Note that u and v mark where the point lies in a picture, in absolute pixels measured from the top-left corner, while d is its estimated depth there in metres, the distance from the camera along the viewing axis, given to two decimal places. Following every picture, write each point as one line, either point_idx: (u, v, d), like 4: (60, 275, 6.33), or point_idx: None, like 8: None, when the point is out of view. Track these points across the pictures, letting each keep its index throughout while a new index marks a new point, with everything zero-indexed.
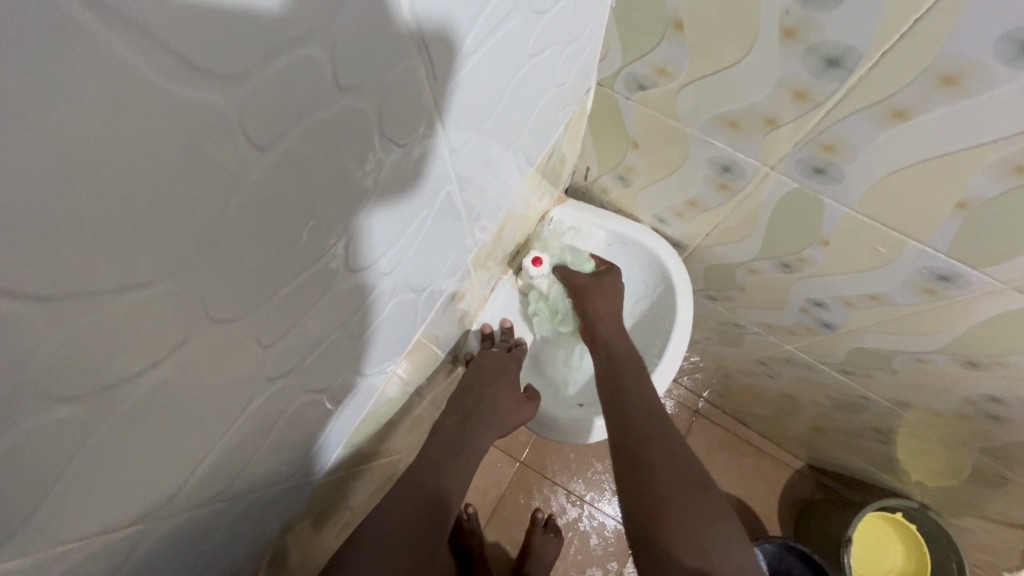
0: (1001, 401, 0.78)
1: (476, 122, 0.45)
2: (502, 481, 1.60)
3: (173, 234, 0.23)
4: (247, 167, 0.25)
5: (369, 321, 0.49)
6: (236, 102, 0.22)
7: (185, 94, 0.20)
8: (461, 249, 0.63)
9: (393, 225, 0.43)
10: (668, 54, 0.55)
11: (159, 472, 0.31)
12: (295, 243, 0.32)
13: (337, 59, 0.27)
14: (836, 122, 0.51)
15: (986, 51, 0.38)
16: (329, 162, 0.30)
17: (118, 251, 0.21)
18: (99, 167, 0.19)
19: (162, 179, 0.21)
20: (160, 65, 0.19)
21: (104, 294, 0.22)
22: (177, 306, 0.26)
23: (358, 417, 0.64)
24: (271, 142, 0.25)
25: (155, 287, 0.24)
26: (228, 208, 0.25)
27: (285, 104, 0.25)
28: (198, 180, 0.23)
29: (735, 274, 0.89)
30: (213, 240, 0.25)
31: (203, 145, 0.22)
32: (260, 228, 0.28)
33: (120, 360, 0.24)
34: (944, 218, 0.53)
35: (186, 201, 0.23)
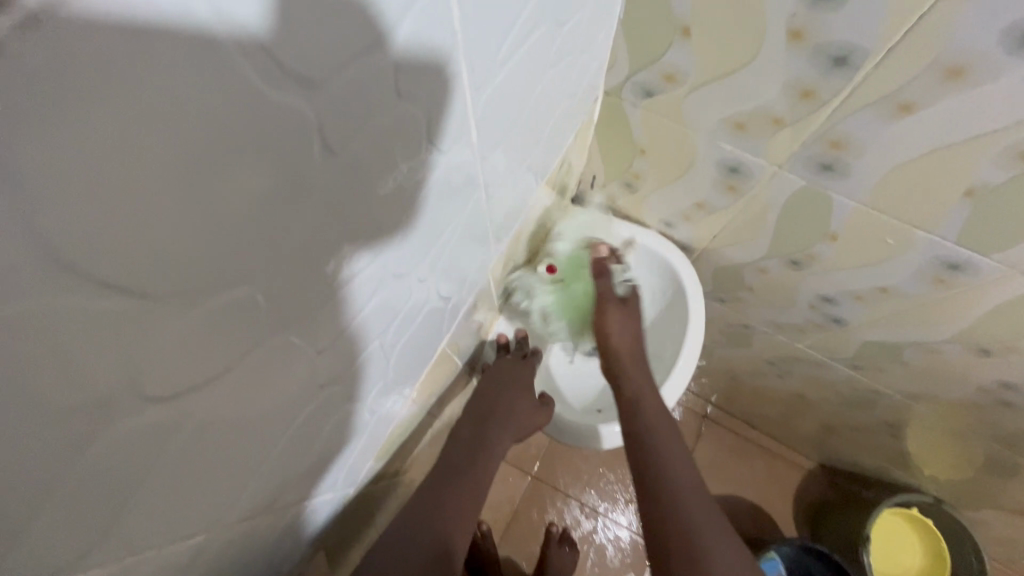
0: (1013, 387, 0.79)
1: (500, 131, 0.47)
2: (514, 496, 1.59)
3: (249, 235, 0.25)
4: (316, 169, 0.27)
5: (400, 331, 0.49)
6: (313, 105, 0.24)
7: (274, 95, 0.22)
8: (481, 259, 0.64)
9: (427, 233, 0.43)
10: (676, 62, 0.57)
11: (211, 473, 0.32)
12: (346, 248, 0.33)
13: (395, 68, 0.28)
14: (843, 119, 0.52)
15: (989, 43, 0.40)
16: (379, 168, 0.32)
17: (205, 249, 0.23)
18: (198, 165, 0.20)
19: (248, 179, 0.23)
20: (258, 69, 0.20)
21: (189, 288, 0.23)
22: (244, 306, 0.27)
23: (384, 431, 0.64)
24: (337, 144, 0.27)
25: (229, 285, 0.25)
26: (298, 211, 0.27)
27: (341, 115, 0.26)
28: (276, 179, 0.24)
29: (744, 275, 0.91)
30: (282, 243, 0.27)
31: (266, 155, 0.23)
32: (318, 233, 0.29)
33: (195, 356, 0.26)
34: (951, 207, 0.55)
35: (262, 202, 0.24)
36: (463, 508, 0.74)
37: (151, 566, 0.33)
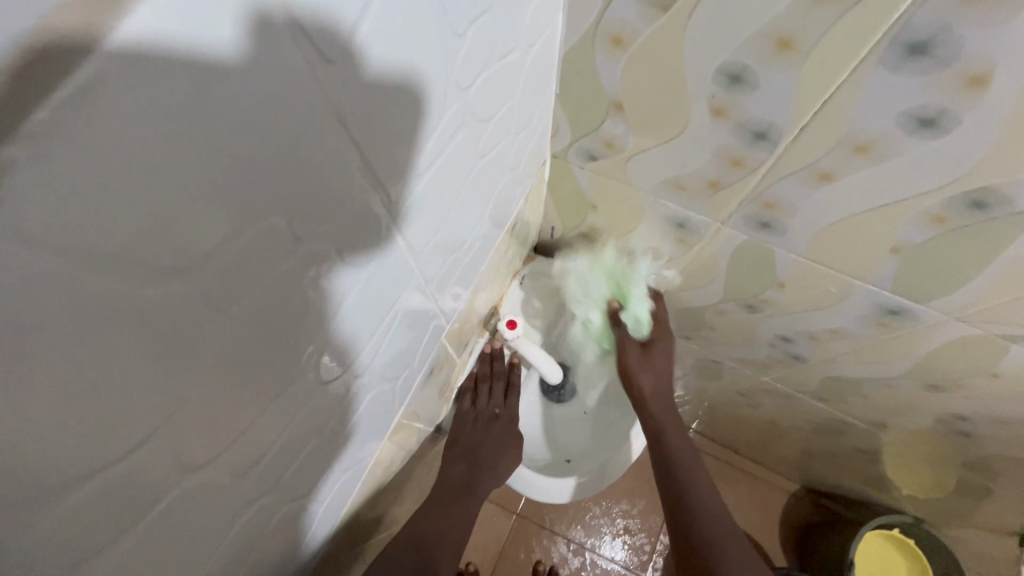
0: (968, 418, 0.81)
1: (434, 215, 0.48)
2: (499, 536, 1.56)
3: (132, 398, 0.25)
4: (204, 319, 0.28)
5: (341, 415, 0.50)
6: (188, 278, 0.25)
7: (141, 283, 0.23)
8: (434, 328, 0.64)
9: (357, 328, 0.44)
10: (612, 131, 0.59)
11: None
12: (262, 367, 0.34)
13: (286, 212, 0.29)
14: (773, 184, 0.55)
15: (890, 125, 0.42)
16: (288, 293, 0.33)
17: (89, 418, 0.24)
18: (59, 368, 0.21)
19: (122, 355, 0.24)
20: (118, 270, 0.21)
21: (68, 461, 0.24)
22: (140, 455, 0.28)
23: (344, 504, 0.64)
24: (225, 295, 0.28)
25: (120, 443, 0.26)
26: (188, 360, 0.28)
27: (235, 255, 0.27)
28: (157, 345, 0.25)
29: (704, 316, 0.92)
30: (176, 390, 0.28)
31: (160, 314, 0.25)
32: (220, 368, 0.30)
33: (90, 510, 0.26)
34: (882, 260, 0.57)
35: (143, 367, 0.25)
36: (451, 541, 0.80)
37: None
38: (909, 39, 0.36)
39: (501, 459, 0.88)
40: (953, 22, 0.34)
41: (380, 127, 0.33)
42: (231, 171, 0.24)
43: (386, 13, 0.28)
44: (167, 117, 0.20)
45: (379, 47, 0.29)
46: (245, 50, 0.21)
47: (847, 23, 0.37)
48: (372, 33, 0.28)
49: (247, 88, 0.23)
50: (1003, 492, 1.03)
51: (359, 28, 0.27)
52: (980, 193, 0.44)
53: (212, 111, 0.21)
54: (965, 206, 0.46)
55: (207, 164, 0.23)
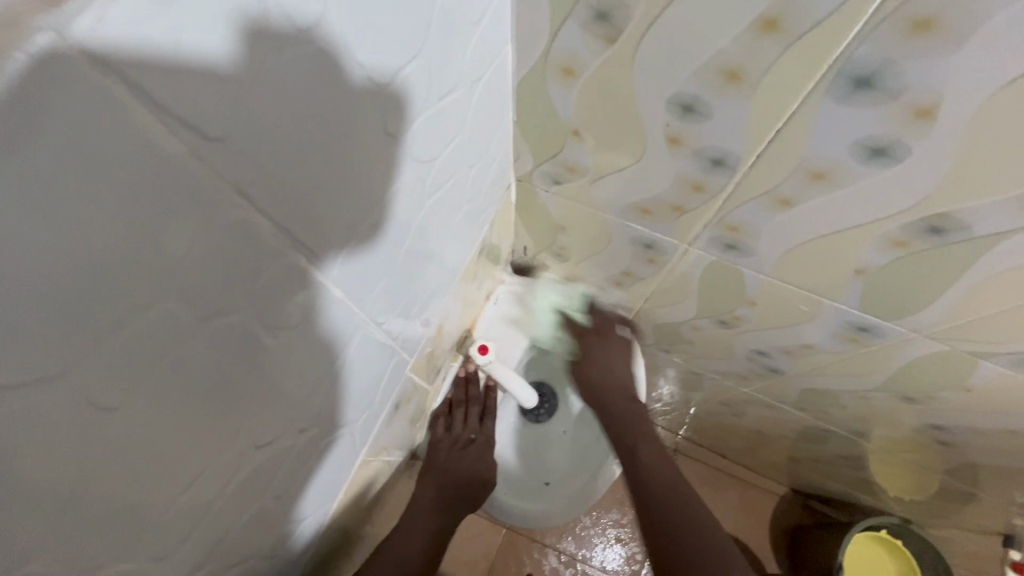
0: (945, 428, 0.81)
1: (385, 256, 0.46)
2: (490, 551, 1.54)
3: (30, 498, 0.24)
4: (114, 403, 0.26)
5: (295, 463, 0.49)
6: (86, 369, 0.24)
7: (25, 384, 0.21)
8: (398, 363, 0.63)
9: (302, 381, 0.42)
10: (574, 157, 0.58)
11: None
12: (191, 436, 0.33)
13: (199, 285, 0.28)
14: (734, 208, 0.54)
15: (843, 153, 0.41)
16: (215, 360, 0.31)
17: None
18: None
19: (14, 457, 0.22)
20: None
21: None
22: (51, 545, 0.27)
23: (307, 544, 0.63)
24: (137, 379, 0.27)
25: (24, 538, 0.25)
26: (97, 446, 0.26)
27: (149, 332, 0.26)
28: (56, 443, 0.24)
29: (681, 331, 0.91)
30: (84, 479, 0.26)
31: (58, 405, 0.23)
32: (137, 449, 0.29)
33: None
34: (848, 282, 0.56)
35: (41, 465, 0.24)
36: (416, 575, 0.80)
37: None
38: (854, 72, 0.35)
39: (472, 487, 0.88)
40: (896, 54, 0.33)
41: (306, 181, 0.32)
42: (126, 252, 0.23)
43: (293, 72, 0.27)
44: (31, 212, 0.18)
45: (291, 104, 0.28)
46: (124, 130, 0.20)
47: (791, 57, 0.37)
48: (277, 91, 0.27)
49: (136, 168, 0.21)
50: (985, 496, 1.03)
51: (259, 88, 0.25)
52: (937, 220, 0.43)
53: (94, 197, 0.20)
54: (924, 231, 0.45)
55: (89, 256, 0.21)
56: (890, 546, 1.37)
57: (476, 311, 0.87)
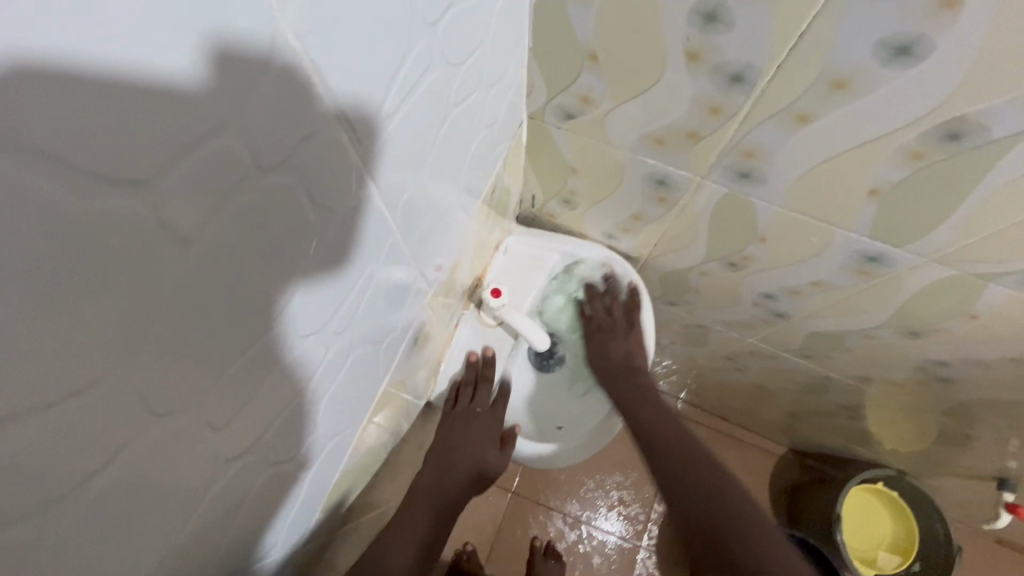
0: (947, 363, 0.83)
1: (412, 169, 0.46)
2: (495, 515, 1.49)
3: (89, 347, 0.22)
4: (173, 254, 0.24)
5: (325, 382, 0.48)
6: (149, 203, 0.21)
7: (92, 201, 0.19)
8: (414, 295, 0.63)
9: (335, 291, 0.43)
10: (590, 86, 0.58)
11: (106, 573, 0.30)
12: (238, 316, 0.31)
13: (252, 134, 0.26)
14: (751, 130, 0.54)
15: (867, 55, 0.42)
16: (271, 246, 0.31)
17: (83, 366, 0.22)
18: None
19: (81, 289, 0.20)
20: (55, 181, 0.17)
21: (16, 418, 0.20)
22: (111, 417, 0.24)
23: (334, 478, 0.64)
24: (214, 250, 0.26)
25: (85, 394, 0.22)
26: (156, 303, 0.24)
27: (226, 193, 0.25)
28: (119, 286, 0.22)
29: (688, 279, 0.92)
30: (144, 337, 0.24)
31: (152, 258, 0.23)
32: (191, 320, 0.27)
33: (53, 477, 0.23)
34: (861, 206, 0.57)
35: (103, 307, 0.21)
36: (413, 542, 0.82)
37: None
38: None
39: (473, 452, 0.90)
40: None
41: (357, 63, 0.31)
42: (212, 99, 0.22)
43: None
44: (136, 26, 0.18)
45: None
46: None
47: None
48: None
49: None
50: (982, 437, 1.06)
51: None
52: (957, 123, 0.44)
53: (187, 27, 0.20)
54: (943, 138, 0.46)
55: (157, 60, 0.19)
56: (898, 507, 1.41)
57: (487, 257, 0.87)
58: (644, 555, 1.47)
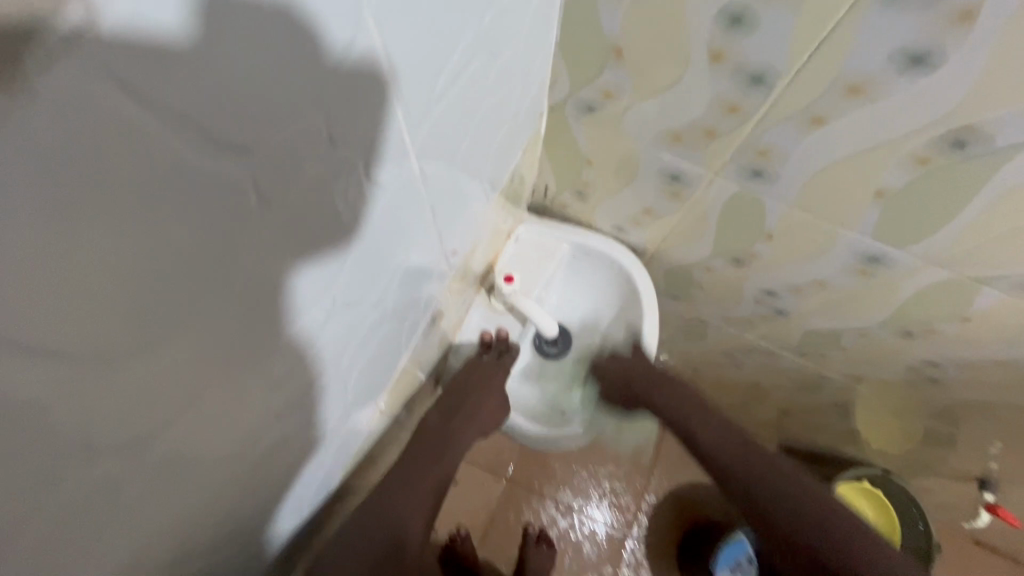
0: (938, 365, 0.86)
1: (445, 153, 0.48)
2: (489, 500, 1.52)
3: (179, 288, 0.26)
4: (254, 214, 0.28)
5: (354, 354, 0.51)
6: (243, 168, 0.25)
7: (204, 160, 0.23)
8: (435, 277, 0.66)
9: (371, 264, 0.45)
10: (614, 80, 0.60)
11: (159, 501, 0.33)
12: (288, 279, 0.34)
13: (323, 110, 0.29)
14: (766, 130, 0.57)
15: (882, 62, 0.44)
16: (321, 216, 0.34)
17: (166, 304, 0.25)
18: (119, 237, 0.21)
19: (186, 237, 0.24)
20: (179, 139, 0.21)
21: (109, 341, 0.24)
22: (186, 355, 0.29)
23: (350, 447, 0.68)
24: (276, 216, 0.30)
25: (163, 330, 0.26)
26: (234, 258, 0.28)
27: (287, 161, 0.28)
28: (210, 238, 0.26)
29: (693, 273, 0.95)
30: (223, 288, 0.28)
31: (228, 217, 0.26)
32: (260, 276, 0.31)
33: (129, 398, 0.26)
34: (867, 208, 0.60)
35: (197, 255, 0.25)
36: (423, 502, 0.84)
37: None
38: None
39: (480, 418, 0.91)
40: None
41: (408, 50, 0.34)
42: (289, 80, 0.25)
43: None
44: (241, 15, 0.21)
45: None
46: None
47: None
48: None
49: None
50: (966, 438, 1.10)
51: None
52: (965, 131, 0.47)
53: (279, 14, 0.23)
54: (948, 146, 0.49)
55: (266, 44, 0.23)
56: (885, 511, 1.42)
57: (500, 244, 0.88)
58: (632, 544, 1.51)
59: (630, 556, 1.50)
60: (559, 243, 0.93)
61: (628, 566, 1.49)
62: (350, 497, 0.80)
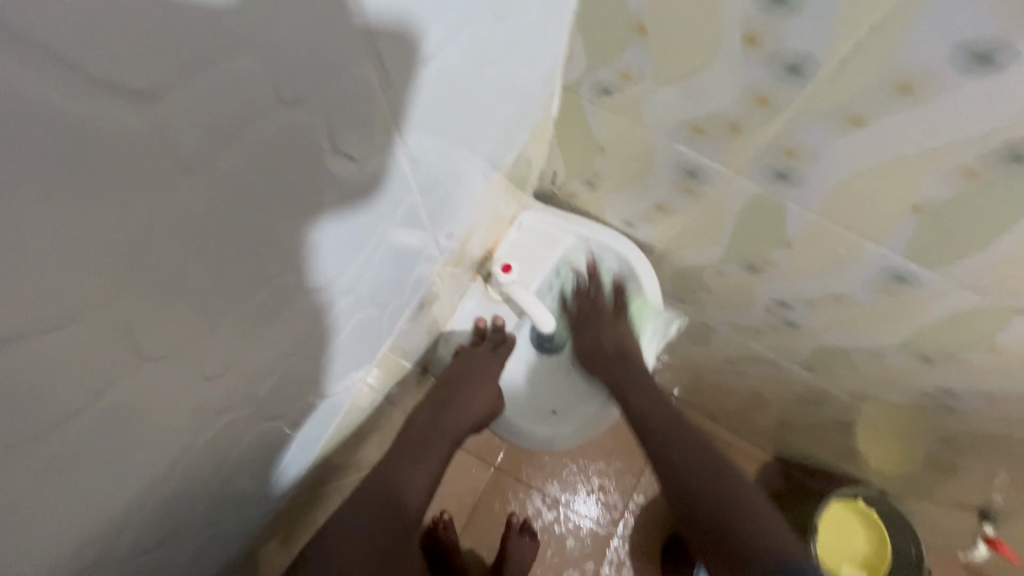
0: (955, 393, 0.81)
1: (439, 127, 0.44)
2: (474, 487, 1.50)
3: (105, 264, 0.22)
4: (179, 184, 0.23)
5: (327, 342, 0.47)
6: (157, 122, 0.20)
7: (97, 108, 0.18)
8: (425, 260, 0.61)
9: (347, 244, 0.41)
10: (631, 61, 0.55)
11: (83, 504, 0.29)
12: (247, 260, 0.30)
13: (273, 61, 0.24)
14: (797, 128, 0.51)
15: (941, 61, 0.40)
16: (284, 190, 0.30)
17: (86, 280, 0.22)
18: (23, 205, 0.17)
19: (78, 208, 0.19)
20: (53, 84, 0.16)
21: (20, 323, 0.20)
22: (98, 347, 0.24)
23: (325, 433, 0.64)
24: (224, 188, 0.25)
25: (82, 314, 0.22)
26: (154, 235, 0.23)
27: (240, 122, 0.24)
28: (115, 210, 0.21)
29: (702, 276, 0.90)
30: (142, 269, 0.24)
31: (165, 184, 0.22)
32: (194, 257, 0.26)
33: (43, 390, 0.23)
34: (900, 222, 0.55)
35: (97, 231, 0.21)
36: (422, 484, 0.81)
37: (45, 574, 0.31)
38: None
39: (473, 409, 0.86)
40: None
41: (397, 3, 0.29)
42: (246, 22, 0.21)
43: None
44: None
45: None
46: None
47: None
48: None
49: None
50: (972, 468, 1.05)
51: None
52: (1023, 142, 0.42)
53: None
54: (1002, 159, 0.44)
55: None
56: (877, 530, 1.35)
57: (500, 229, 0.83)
58: (616, 543, 1.48)
59: (613, 555, 1.47)
60: (563, 233, 0.88)
61: (610, 564, 1.47)
62: (324, 482, 0.77)
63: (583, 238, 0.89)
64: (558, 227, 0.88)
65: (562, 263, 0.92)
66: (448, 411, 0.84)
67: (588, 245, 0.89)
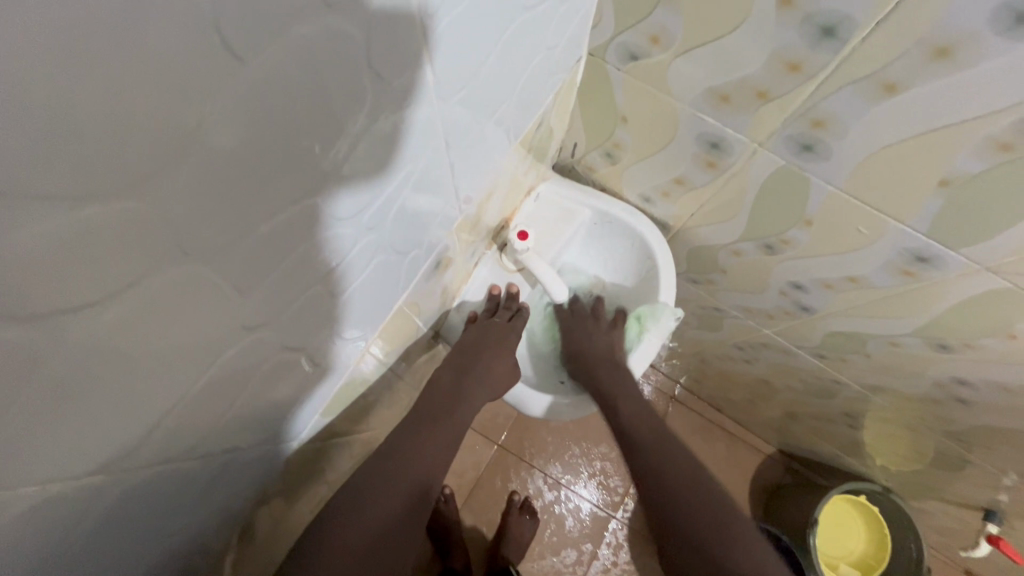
0: (969, 383, 0.81)
1: (466, 73, 0.44)
2: (478, 464, 1.51)
3: (153, 158, 0.23)
4: (222, 81, 0.23)
5: (344, 284, 0.47)
6: (206, 13, 0.21)
7: None
8: (445, 217, 0.62)
9: (373, 182, 0.41)
10: (663, 22, 0.54)
11: (118, 404, 0.30)
12: (278, 179, 0.31)
13: None
14: (827, 95, 0.51)
15: (982, 22, 0.39)
16: (316, 109, 0.30)
17: (137, 173, 0.22)
18: (88, 79, 0.18)
19: (123, 83, 0.19)
20: None
21: (81, 205, 0.21)
22: (146, 246, 0.25)
23: (338, 385, 0.65)
24: (262, 96, 0.26)
25: (134, 209, 0.23)
26: (198, 134, 0.24)
27: (281, 27, 0.24)
28: (163, 98, 0.21)
29: (718, 257, 0.89)
30: (185, 166, 0.24)
31: (211, 81, 0.23)
32: (231, 165, 0.27)
33: (95, 278, 0.24)
34: (927, 198, 0.54)
35: (148, 120, 0.21)
36: (437, 448, 0.80)
37: (83, 475, 0.32)
38: None
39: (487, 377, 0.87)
40: None
41: None
42: None
43: None
44: None
45: None
46: None
47: None
48: None
49: None
50: (980, 466, 1.05)
51: None
52: None
53: None
54: None
55: None
56: (875, 524, 1.36)
57: (517, 198, 0.83)
58: (615, 526, 1.49)
59: (612, 537, 1.48)
60: (580, 206, 0.88)
61: (609, 546, 1.48)
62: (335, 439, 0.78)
63: (602, 214, 0.88)
64: (575, 200, 0.88)
65: (578, 237, 0.92)
66: (460, 376, 0.85)
67: (605, 220, 0.89)
